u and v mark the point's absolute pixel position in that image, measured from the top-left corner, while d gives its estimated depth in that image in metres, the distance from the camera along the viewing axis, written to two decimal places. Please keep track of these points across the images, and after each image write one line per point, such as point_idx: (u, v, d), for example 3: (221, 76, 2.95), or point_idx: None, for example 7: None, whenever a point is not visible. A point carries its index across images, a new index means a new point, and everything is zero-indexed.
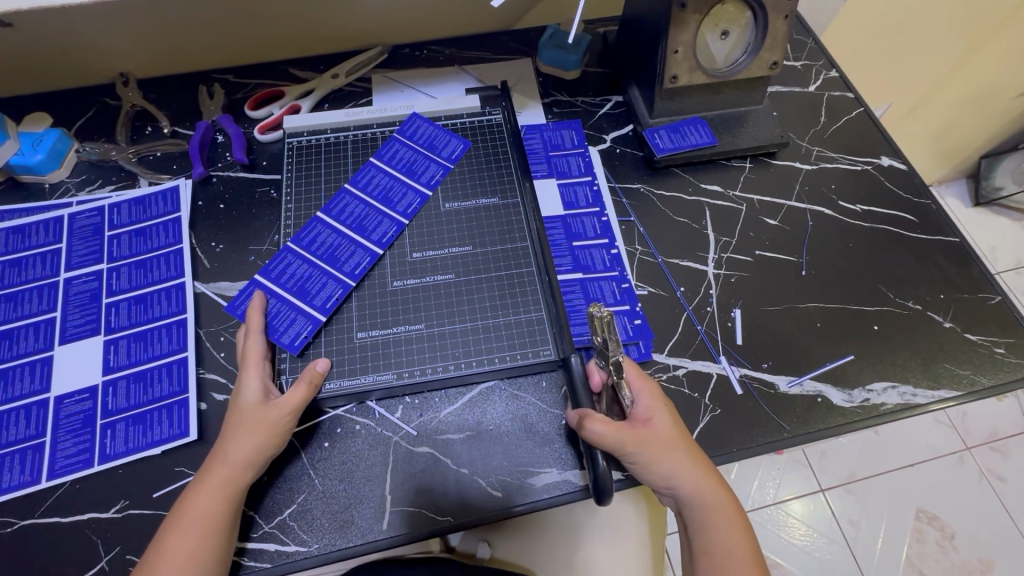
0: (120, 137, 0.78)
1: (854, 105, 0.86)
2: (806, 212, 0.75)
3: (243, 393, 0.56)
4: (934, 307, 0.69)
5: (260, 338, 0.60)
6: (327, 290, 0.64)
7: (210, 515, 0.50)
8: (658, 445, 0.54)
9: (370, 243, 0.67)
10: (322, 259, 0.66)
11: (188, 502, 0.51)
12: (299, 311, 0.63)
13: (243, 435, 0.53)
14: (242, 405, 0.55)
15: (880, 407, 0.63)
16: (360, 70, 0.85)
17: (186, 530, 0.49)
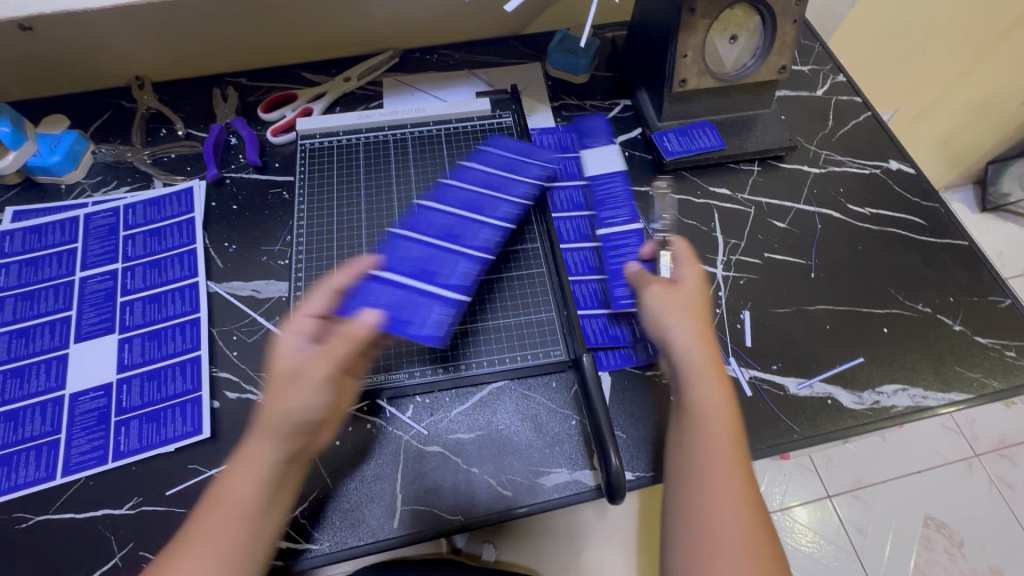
0: (135, 139, 0.79)
1: (862, 109, 0.86)
2: (814, 215, 0.76)
3: (305, 353, 0.47)
4: (943, 310, 0.69)
5: (324, 295, 0.52)
6: (455, 267, 0.62)
7: (226, 532, 0.42)
8: (681, 303, 0.56)
9: (472, 250, 0.64)
10: (413, 276, 0.60)
11: (214, 504, 0.44)
12: (427, 295, 0.58)
13: (278, 389, 0.46)
14: (328, 364, 0.46)
15: (891, 410, 0.62)
16: (372, 73, 0.86)
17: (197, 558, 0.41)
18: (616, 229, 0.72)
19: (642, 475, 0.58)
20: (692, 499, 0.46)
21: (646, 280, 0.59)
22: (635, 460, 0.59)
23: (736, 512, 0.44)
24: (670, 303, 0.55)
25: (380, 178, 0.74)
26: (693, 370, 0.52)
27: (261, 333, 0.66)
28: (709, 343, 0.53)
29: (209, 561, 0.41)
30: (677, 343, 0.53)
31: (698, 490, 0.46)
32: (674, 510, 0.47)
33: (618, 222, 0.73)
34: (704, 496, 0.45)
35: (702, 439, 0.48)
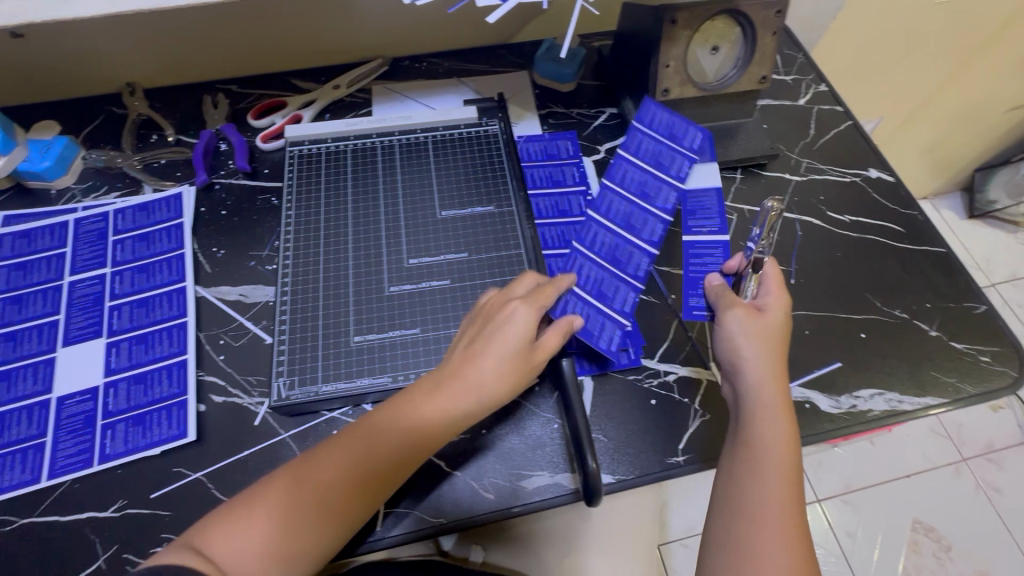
0: (126, 145, 0.80)
1: (843, 118, 0.88)
2: (795, 222, 0.77)
3: (491, 335, 0.55)
4: (920, 316, 0.70)
5: (533, 282, 0.60)
6: (622, 292, 0.66)
7: (347, 477, 0.50)
8: (764, 335, 0.58)
9: (629, 276, 0.67)
10: (592, 295, 0.66)
11: (298, 480, 0.50)
12: (607, 317, 0.64)
13: (496, 365, 0.54)
14: (506, 348, 0.54)
15: (868, 414, 0.63)
16: (361, 81, 0.88)
17: (318, 490, 0.49)
18: (704, 238, 0.72)
19: (622, 478, 0.59)
20: (742, 533, 0.48)
21: (731, 301, 0.62)
22: (614, 463, 0.60)
23: (787, 559, 0.46)
24: (752, 335, 0.57)
25: (368, 185, 0.75)
26: (759, 411, 0.54)
27: (247, 337, 0.66)
28: (779, 378, 0.56)
29: (309, 504, 0.49)
30: (750, 376, 0.56)
31: (750, 526, 0.48)
32: (719, 539, 0.49)
33: (704, 232, 0.73)
34: (757, 532, 0.47)
35: (760, 477, 0.50)
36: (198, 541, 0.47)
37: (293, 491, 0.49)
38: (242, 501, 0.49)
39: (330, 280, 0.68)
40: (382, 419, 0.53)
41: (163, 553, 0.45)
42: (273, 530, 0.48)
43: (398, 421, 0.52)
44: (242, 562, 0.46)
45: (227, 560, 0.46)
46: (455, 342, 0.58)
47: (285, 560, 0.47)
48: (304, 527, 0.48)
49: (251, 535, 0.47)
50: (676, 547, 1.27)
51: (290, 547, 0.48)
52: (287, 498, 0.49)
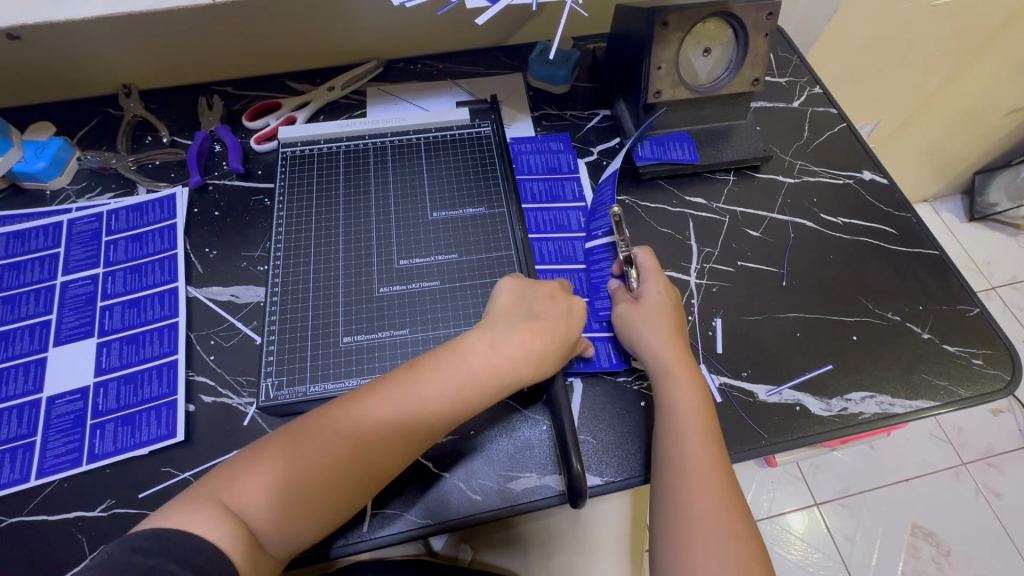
0: (121, 146, 0.81)
1: (837, 120, 0.87)
2: (788, 224, 0.77)
3: (547, 317, 0.60)
4: (912, 318, 0.70)
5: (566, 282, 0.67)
6: (578, 249, 0.73)
7: (389, 434, 0.51)
8: (651, 315, 0.62)
9: (580, 264, 0.72)
10: (556, 262, 0.72)
11: (305, 437, 0.50)
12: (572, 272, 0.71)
13: (547, 345, 0.59)
14: (558, 331, 0.60)
15: (858, 416, 0.63)
16: (355, 83, 0.88)
17: (354, 442, 0.50)
18: (601, 241, 0.71)
19: (610, 479, 0.59)
20: (674, 490, 0.51)
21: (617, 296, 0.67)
22: (603, 465, 0.59)
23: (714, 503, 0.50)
24: (641, 318, 0.62)
25: (359, 186, 0.75)
26: (666, 379, 0.58)
27: (238, 338, 0.66)
28: (675, 349, 0.60)
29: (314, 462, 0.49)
30: (649, 354, 0.60)
31: (678, 484, 0.51)
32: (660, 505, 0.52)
33: (602, 232, 0.71)
34: (688, 490, 0.51)
35: (678, 439, 0.54)
36: (221, 491, 0.47)
37: (327, 443, 0.50)
38: (256, 453, 0.50)
39: (321, 280, 0.68)
40: (426, 376, 0.54)
41: (183, 506, 0.46)
42: (307, 477, 0.48)
43: (451, 380, 0.54)
44: (270, 507, 0.47)
45: (254, 507, 0.47)
46: (502, 309, 0.61)
47: (313, 510, 0.49)
48: (343, 478, 0.49)
49: (279, 485, 0.48)
50: None
51: (325, 496, 0.49)
52: (300, 449, 0.49)
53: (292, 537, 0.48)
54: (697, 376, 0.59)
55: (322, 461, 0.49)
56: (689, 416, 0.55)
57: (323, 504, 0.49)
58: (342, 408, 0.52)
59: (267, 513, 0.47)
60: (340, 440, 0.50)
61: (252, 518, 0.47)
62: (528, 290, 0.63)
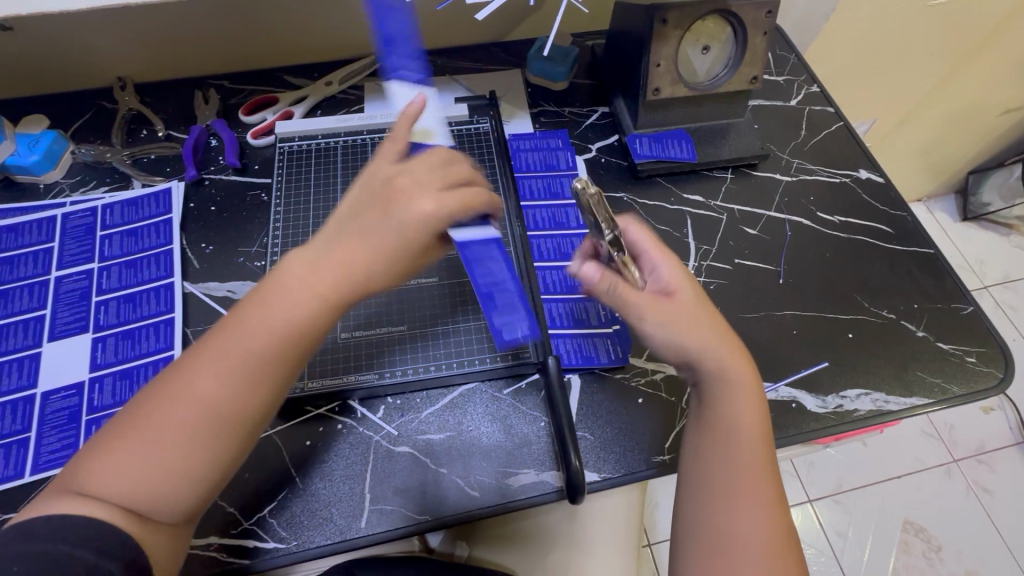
0: (116, 140, 0.80)
1: (834, 119, 0.88)
2: (785, 222, 0.77)
3: (389, 213, 0.47)
4: (907, 316, 0.70)
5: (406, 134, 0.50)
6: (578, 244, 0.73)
7: (228, 377, 0.45)
8: (687, 311, 0.54)
9: None
10: (557, 259, 0.72)
11: (143, 410, 0.45)
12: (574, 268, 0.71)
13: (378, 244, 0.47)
14: (397, 232, 0.47)
15: (853, 414, 0.64)
16: (353, 78, 0.87)
17: (194, 404, 0.45)
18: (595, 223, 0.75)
19: (608, 475, 0.59)
20: (718, 513, 0.49)
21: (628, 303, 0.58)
22: (602, 461, 0.60)
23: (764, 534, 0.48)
24: (679, 317, 0.53)
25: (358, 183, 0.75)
26: (729, 385, 0.53)
27: None
28: (732, 347, 0.54)
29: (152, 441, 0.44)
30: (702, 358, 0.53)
31: (720, 508, 0.49)
32: (698, 520, 0.50)
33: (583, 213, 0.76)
34: (734, 515, 0.49)
35: (731, 457, 0.51)
36: (80, 482, 0.43)
37: (173, 408, 0.44)
38: (110, 437, 0.44)
39: None
40: (253, 313, 0.46)
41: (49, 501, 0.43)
42: (159, 448, 0.44)
43: (279, 310, 0.46)
44: (134, 487, 0.43)
45: (119, 491, 0.43)
46: (335, 223, 0.49)
47: (177, 478, 0.44)
48: (196, 436, 0.44)
49: (138, 468, 0.43)
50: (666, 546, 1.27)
51: (185, 459, 0.44)
52: (141, 426, 0.44)
53: (170, 505, 0.44)
54: (756, 386, 0.54)
55: (170, 430, 0.44)
56: (747, 432, 0.51)
57: (184, 467, 0.44)
58: (181, 372, 0.45)
59: (129, 494, 0.43)
60: (181, 403, 0.44)
61: (125, 501, 0.43)
62: (365, 189, 0.49)
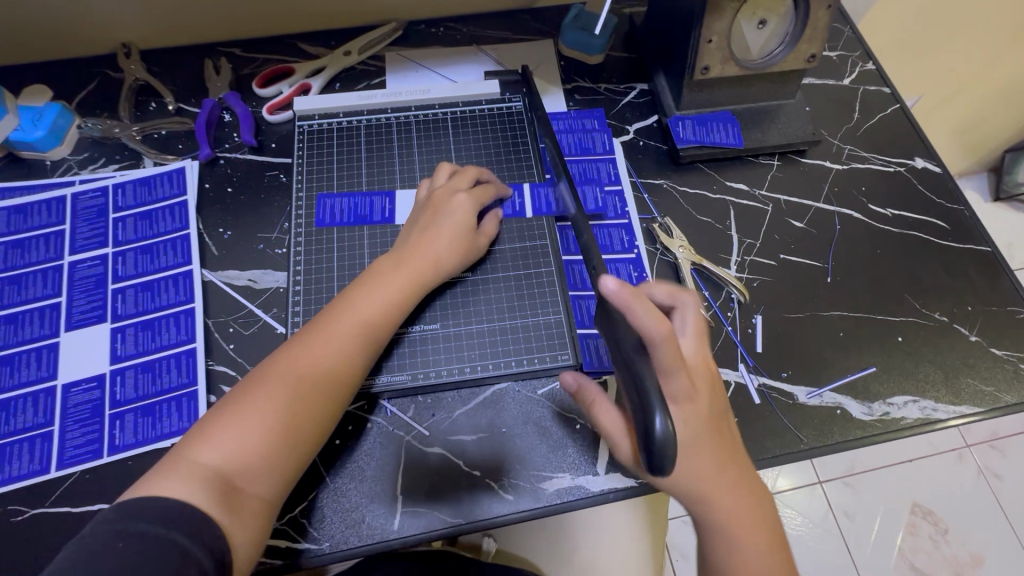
0: (123, 114, 0.75)
1: (889, 101, 0.82)
2: (834, 214, 0.73)
3: (445, 216, 0.62)
4: (960, 320, 0.67)
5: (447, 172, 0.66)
6: (616, 235, 0.69)
7: (325, 359, 0.53)
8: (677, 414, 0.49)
9: (619, 254, 0.68)
10: None
11: (265, 379, 0.51)
12: (614, 263, 0.68)
13: (445, 242, 0.61)
14: (455, 226, 0.62)
15: (901, 421, 0.61)
16: (374, 47, 0.81)
17: (300, 378, 0.51)
18: (630, 214, 0.71)
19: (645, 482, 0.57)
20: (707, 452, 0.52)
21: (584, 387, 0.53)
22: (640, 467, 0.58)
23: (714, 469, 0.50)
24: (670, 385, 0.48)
25: (383, 166, 0.71)
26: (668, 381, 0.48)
27: (258, 326, 0.63)
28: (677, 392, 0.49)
29: (272, 410, 0.50)
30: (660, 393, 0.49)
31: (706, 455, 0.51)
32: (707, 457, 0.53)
33: (617, 202, 0.71)
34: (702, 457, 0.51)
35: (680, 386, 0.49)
36: (193, 451, 0.47)
37: (280, 382, 0.51)
38: (225, 409, 0.50)
39: (345, 270, 0.65)
40: (344, 303, 0.56)
41: (157, 475, 0.45)
42: (263, 420, 0.49)
43: (369, 299, 0.56)
44: (242, 453, 0.48)
45: (228, 456, 0.47)
46: (404, 233, 0.63)
47: (279, 445, 0.49)
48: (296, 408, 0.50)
49: (246, 436, 0.48)
50: (677, 524, 1.28)
51: (289, 429, 0.50)
52: (266, 392, 0.50)
53: (268, 472, 0.49)
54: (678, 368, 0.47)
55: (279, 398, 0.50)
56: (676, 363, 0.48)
57: (284, 437, 0.50)
58: (295, 354, 0.53)
59: (237, 459, 0.47)
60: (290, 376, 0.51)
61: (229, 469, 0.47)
62: (420, 206, 0.64)
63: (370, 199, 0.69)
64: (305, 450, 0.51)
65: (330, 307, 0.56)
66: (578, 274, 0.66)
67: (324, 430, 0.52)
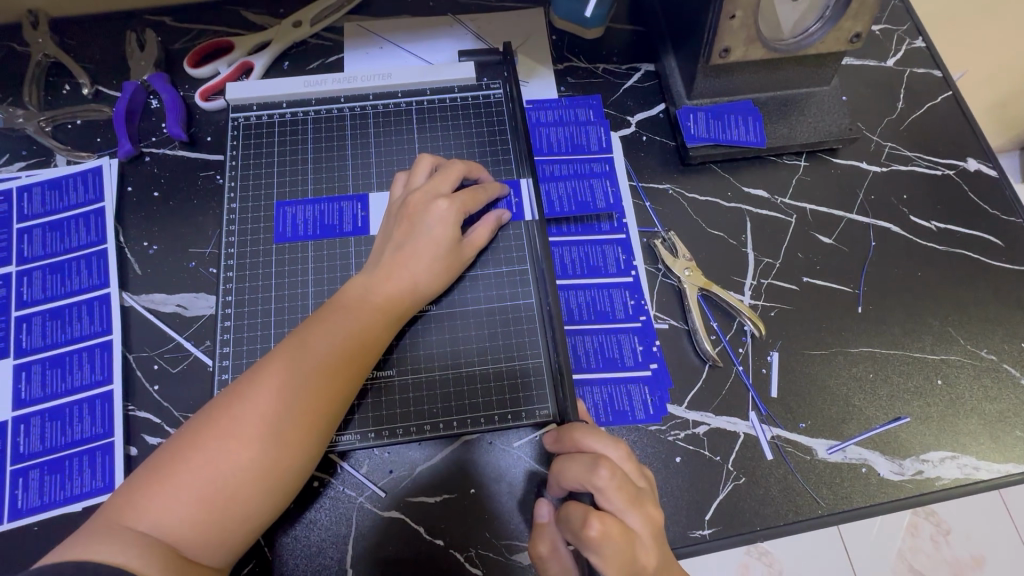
0: (30, 99, 0.63)
1: (940, 88, 0.69)
2: (869, 228, 0.62)
3: (427, 226, 0.52)
4: (1011, 359, 0.57)
5: (430, 165, 0.56)
6: (612, 250, 0.59)
7: (294, 400, 0.43)
8: None
9: (613, 277, 0.58)
10: (585, 275, 0.58)
11: (220, 418, 0.41)
12: (607, 288, 0.57)
13: (428, 255, 0.51)
14: (436, 241, 0.51)
15: (935, 482, 0.53)
16: (329, 16, 0.67)
17: (261, 418, 0.41)
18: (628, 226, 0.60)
19: None
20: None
21: (550, 526, 0.43)
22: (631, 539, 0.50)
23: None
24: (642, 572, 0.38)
25: (334, 168, 0.60)
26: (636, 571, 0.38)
27: (186, 363, 0.54)
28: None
29: (228, 456, 0.40)
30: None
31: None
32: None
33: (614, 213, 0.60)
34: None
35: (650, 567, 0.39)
36: (126, 515, 0.38)
37: (238, 421, 0.41)
38: (168, 457, 0.40)
39: (286, 297, 0.55)
40: (316, 327, 0.46)
41: (79, 542, 0.36)
42: (217, 477, 0.40)
43: (341, 327, 0.47)
44: (187, 516, 0.38)
45: (173, 522, 0.38)
46: (377, 248, 0.53)
47: (236, 508, 0.40)
48: (258, 461, 0.41)
49: (194, 491, 0.39)
50: None
51: (251, 482, 0.40)
52: (220, 434, 0.41)
53: (227, 539, 0.40)
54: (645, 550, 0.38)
55: (237, 442, 0.41)
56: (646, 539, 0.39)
57: (244, 497, 0.40)
58: (254, 385, 0.43)
59: (184, 526, 0.38)
60: (250, 415, 0.41)
61: (172, 535, 0.38)
62: (395, 214, 0.54)
63: (338, 205, 0.58)
64: (269, 508, 0.42)
65: (297, 330, 0.47)
66: (564, 303, 0.56)
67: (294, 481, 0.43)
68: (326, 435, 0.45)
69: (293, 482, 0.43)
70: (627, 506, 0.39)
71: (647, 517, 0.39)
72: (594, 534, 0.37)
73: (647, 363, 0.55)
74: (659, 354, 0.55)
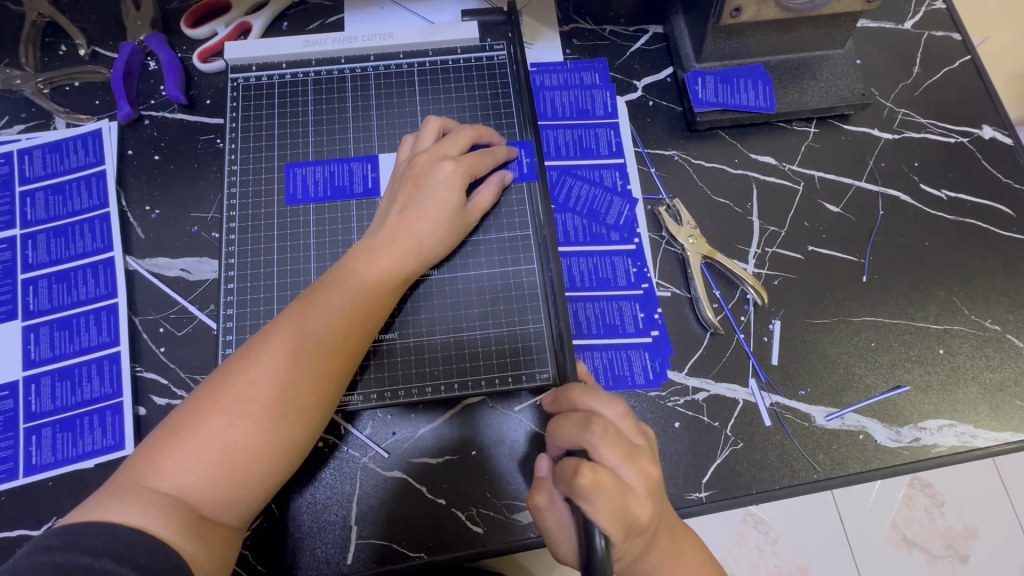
0: (27, 60, 0.62)
1: (959, 51, 0.67)
2: (878, 196, 0.61)
3: (431, 189, 0.51)
4: (1015, 329, 0.57)
5: (437, 129, 0.55)
6: (615, 220, 0.58)
7: (304, 364, 0.43)
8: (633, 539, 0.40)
9: (616, 245, 0.58)
10: (587, 243, 0.57)
11: (233, 382, 0.42)
12: (609, 255, 0.57)
13: (434, 218, 0.51)
14: (442, 204, 0.51)
15: (932, 449, 0.53)
16: None
17: (273, 382, 0.42)
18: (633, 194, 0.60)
19: None
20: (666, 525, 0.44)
21: (547, 480, 0.44)
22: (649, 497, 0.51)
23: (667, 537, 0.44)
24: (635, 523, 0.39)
25: (334, 131, 0.59)
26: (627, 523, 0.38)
27: (192, 327, 0.55)
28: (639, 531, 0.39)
29: (243, 419, 0.41)
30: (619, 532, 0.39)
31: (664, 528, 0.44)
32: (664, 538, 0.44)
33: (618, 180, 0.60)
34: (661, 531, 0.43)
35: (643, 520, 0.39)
36: (148, 477, 0.39)
37: (251, 385, 0.42)
38: (185, 420, 0.41)
39: (288, 261, 0.55)
40: (324, 293, 0.47)
41: (99, 500, 0.37)
42: (233, 438, 0.40)
43: (348, 291, 0.47)
44: (207, 477, 0.39)
45: (193, 482, 0.39)
46: (382, 212, 0.53)
47: (254, 468, 0.41)
48: (273, 423, 0.42)
49: (213, 452, 0.40)
50: None
51: (266, 443, 0.41)
52: (234, 397, 0.41)
53: (245, 497, 0.41)
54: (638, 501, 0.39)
55: (251, 405, 0.41)
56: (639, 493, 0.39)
57: (260, 458, 0.41)
58: (265, 350, 0.43)
59: (204, 486, 0.39)
60: (262, 379, 0.42)
61: (193, 495, 0.39)
62: (401, 177, 0.53)
63: (347, 165, 0.58)
64: (284, 466, 0.43)
65: (305, 295, 0.47)
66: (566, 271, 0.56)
67: (307, 441, 0.44)
68: (336, 396, 0.46)
69: (306, 442, 0.44)
70: (620, 459, 0.39)
71: (642, 471, 0.40)
72: (586, 487, 0.38)
73: (647, 330, 0.55)
74: (660, 322, 0.55)
